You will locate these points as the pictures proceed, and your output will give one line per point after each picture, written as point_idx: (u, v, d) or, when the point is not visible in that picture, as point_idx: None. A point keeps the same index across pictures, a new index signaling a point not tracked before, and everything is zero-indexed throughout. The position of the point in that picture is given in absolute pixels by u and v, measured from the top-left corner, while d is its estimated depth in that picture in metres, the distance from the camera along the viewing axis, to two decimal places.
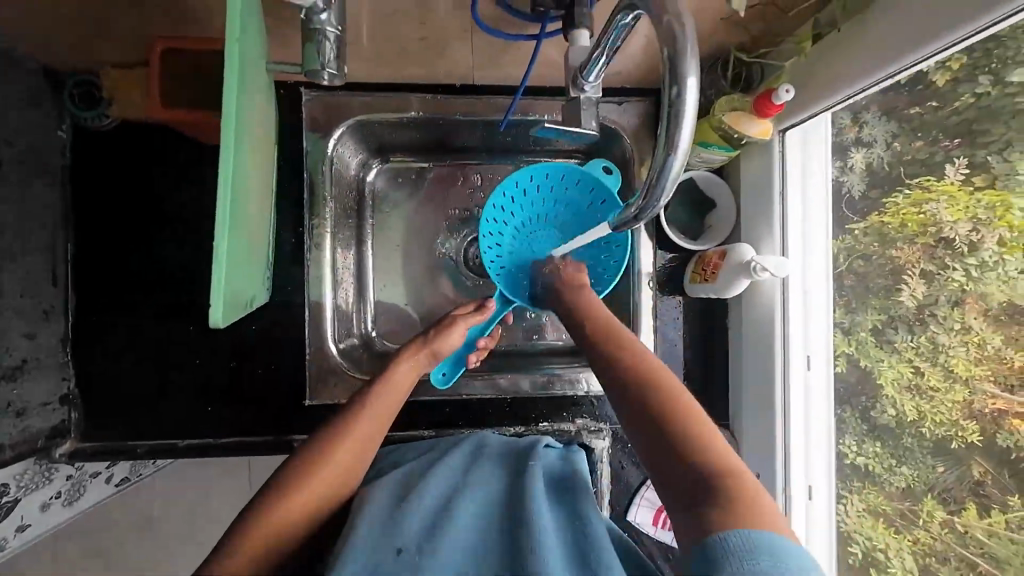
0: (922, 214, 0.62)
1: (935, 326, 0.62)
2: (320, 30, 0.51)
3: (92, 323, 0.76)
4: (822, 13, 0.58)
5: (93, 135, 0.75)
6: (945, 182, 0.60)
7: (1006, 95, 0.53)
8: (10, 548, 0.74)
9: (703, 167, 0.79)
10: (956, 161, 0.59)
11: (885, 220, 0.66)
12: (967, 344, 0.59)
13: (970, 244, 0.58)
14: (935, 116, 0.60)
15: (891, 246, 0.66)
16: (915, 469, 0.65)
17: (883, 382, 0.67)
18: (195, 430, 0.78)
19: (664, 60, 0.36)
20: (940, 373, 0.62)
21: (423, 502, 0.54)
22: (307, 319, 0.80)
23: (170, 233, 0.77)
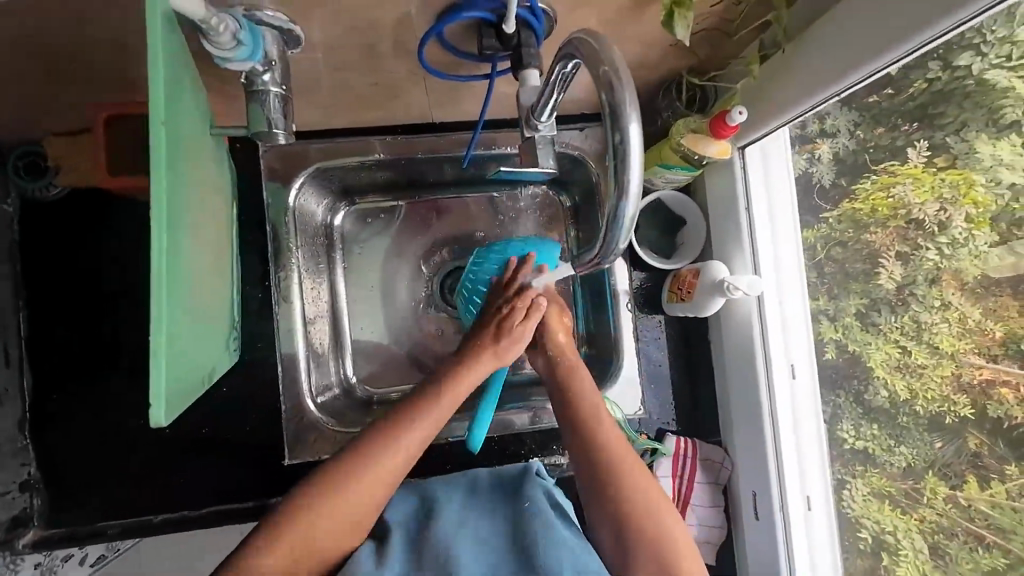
0: (891, 197, 0.64)
1: (916, 305, 0.63)
2: (263, 92, 0.50)
3: (52, 402, 0.73)
4: (765, 35, 0.59)
5: (41, 207, 0.73)
6: (909, 165, 0.61)
7: (956, 78, 0.54)
8: None
9: (669, 188, 0.78)
10: (916, 144, 0.60)
11: (856, 206, 0.67)
12: (949, 319, 0.60)
13: (939, 223, 0.59)
14: (891, 103, 0.60)
15: (865, 230, 0.67)
16: (914, 448, 0.64)
17: (873, 364, 0.67)
18: (170, 503, 0.74)
19: (603, 106, 0.35)
20: (926, 350, 0.62)
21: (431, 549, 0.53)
22: (281, 375, 0.77)
23: (131, 300, 0.74)
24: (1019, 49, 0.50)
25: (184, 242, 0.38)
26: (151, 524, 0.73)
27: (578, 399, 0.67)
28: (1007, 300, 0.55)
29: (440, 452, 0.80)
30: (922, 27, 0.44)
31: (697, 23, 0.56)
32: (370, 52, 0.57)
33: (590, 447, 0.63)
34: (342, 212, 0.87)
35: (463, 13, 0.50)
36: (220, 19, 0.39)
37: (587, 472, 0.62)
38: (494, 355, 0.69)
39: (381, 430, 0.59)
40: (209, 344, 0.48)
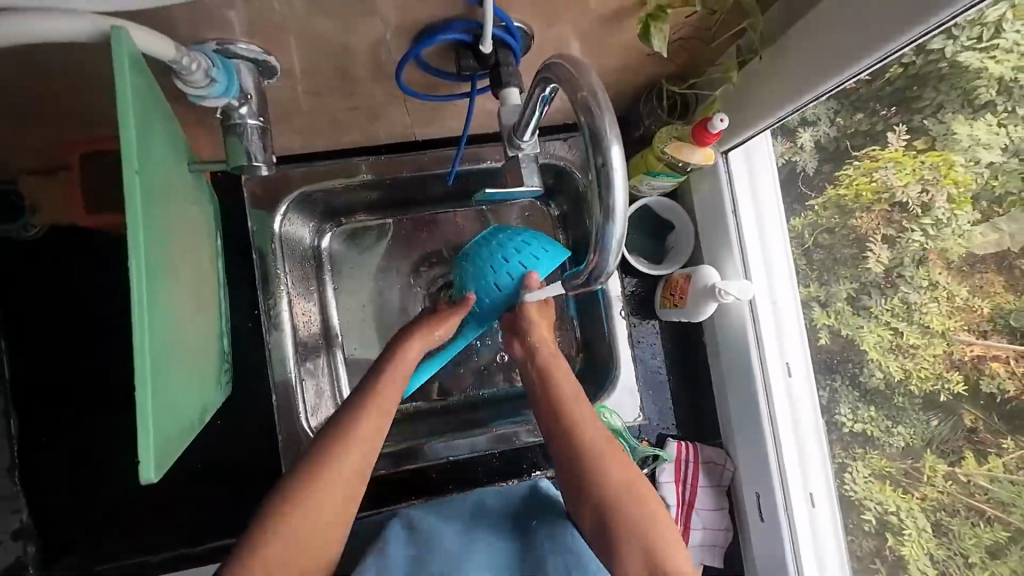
0: (873, 182, 0.63)
1: (905, 286, 0.62)
2: (241, 125, 0.49)
3: (42, 446, 0.71)
4: (742, 40, 0.58)
5: (22, 247, 0.72)
6: (890, 149, 0.61)
7: (929, 61, 0.54)
8: None
9: (657, 194, 0.79)
10: (896, 128, 0.60)
11: (841, 192, 0.67)
12: (938, 299, 0.59)
13: (922, 205, 0.59)
14: (868, 89, 0.59)
15: (850, 216, 0.67)
16: (911, 427, 0.63)
17: (866, 347, 0.67)
18: (168, 542, 0.72)
19: (584, 132, 0.35)
20: (918, 330, 0.61)
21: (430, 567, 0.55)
22: (275, 403, 0.75)
23: (117, 337, 0.73)
24: (988, 30, 0.50)
25: (163, 290, 0.37)
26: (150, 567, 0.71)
27: (557, 389, 0.63)
28: (993, 277, 0.55)
29: (440, 471, 0.80)
30: (893, 32, 0.45)
31: (673, 32, 0.56)
32: (344, 75, 0.56)
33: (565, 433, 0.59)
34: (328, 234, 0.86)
35: (438, 37, 0.50)
36: (192, 57, 0.39)
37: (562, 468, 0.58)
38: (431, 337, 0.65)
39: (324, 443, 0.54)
40: (195, 388, 0.47)
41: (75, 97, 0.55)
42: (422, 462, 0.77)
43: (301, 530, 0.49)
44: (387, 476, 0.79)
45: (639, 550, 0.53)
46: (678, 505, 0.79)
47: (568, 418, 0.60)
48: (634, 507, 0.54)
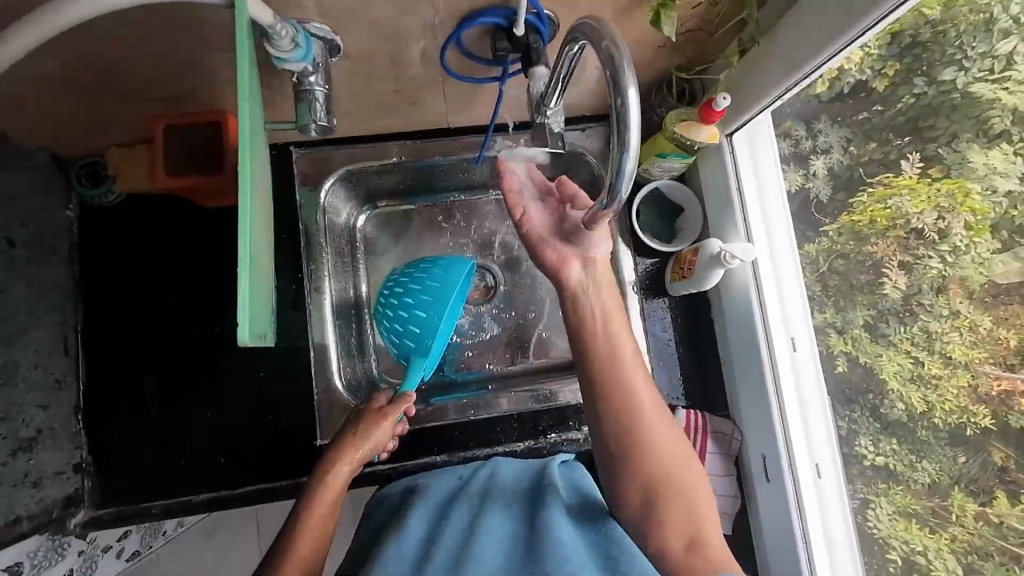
0: (887, 208, 0.68)
1: (925, 314, 0.65)
2: (310, 91, 0.58)
3: (103, 389, 0.79)
4: (743, 33, 0.66)
5: (98, 212, 0.81)
6: (904, 175, 0.66)
7: (941, 92, 0.62)
8: None
9: (667, 176, 0.86)
10: (909, 156, 0.65)
11: (855, 219, 0.72)
12: (960, 328, 0.62)
13: (939, 231, 0.63)
14: (881, 118, 0.68)
15: (866, 242, 0.71)
16: (937, 463, 0.65)
17: (886, 376, 0.69)
18: (208, 485, 0.78)
19: (607, 77, 0.43)
20: (940, 361, 0.64)
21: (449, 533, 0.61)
22: (312, 361, 0.82)
23: (175, 295, 0.81)
24: (1000, 62, 0.56)
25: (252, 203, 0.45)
26: (189, 507, 0.77)
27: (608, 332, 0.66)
28: (1018, 309, 0.58)
29: (460, 433, 0.85)
30: (858, 16, 0.52)
31: (681, 23, 0.64)
32: (395, 58, 0.65)
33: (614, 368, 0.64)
34: (363, 217, 0.93)
35: (478, 19, 0.59)
36: (282, 25, 0.48)
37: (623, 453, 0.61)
38: (363, 449, 0.70)
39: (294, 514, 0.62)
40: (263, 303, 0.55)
41: (168, 72, 0.64)
42: (438, 421, 0.84)
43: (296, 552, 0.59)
44: (409, 435, 0.84)
45: (686, 512, 0.59)
46: None
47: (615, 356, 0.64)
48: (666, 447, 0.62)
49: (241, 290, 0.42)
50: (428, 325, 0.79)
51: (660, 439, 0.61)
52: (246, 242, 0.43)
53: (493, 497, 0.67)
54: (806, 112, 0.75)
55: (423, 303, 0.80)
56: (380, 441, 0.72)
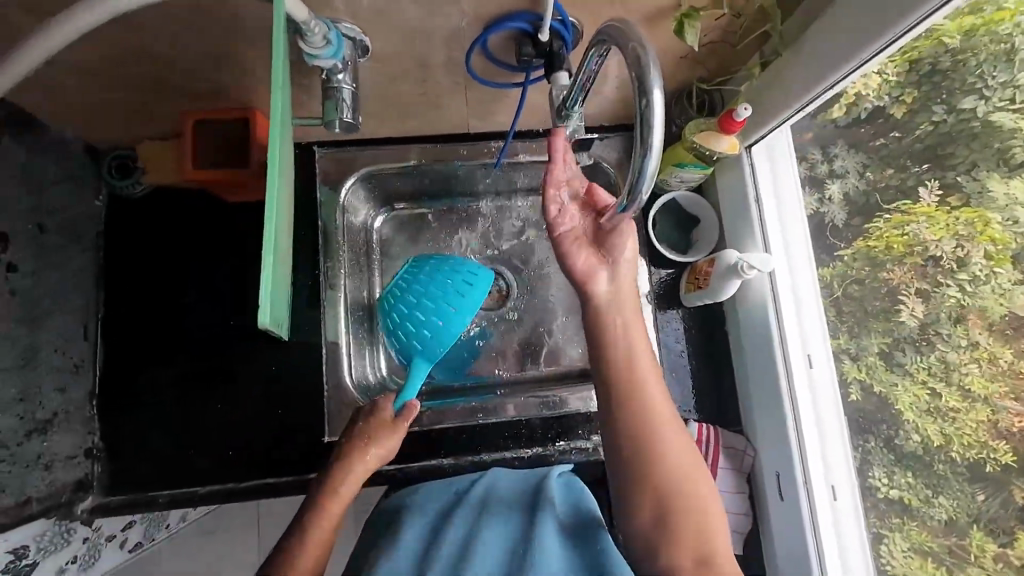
0: (905, 235, 0.67)
1: (943, 345, 0.64)
2: (337, 88, 0.60)
3: (119, 376, 0.80)
4: (765, 45, 0.67)
5: (127, 202, 0.83)
6: (922, 205, 0.65)
7: (961, 120, 0.61)
8: None
9: (684, 188, 0.86)
10: (928, 184, 0.65)
11: (871, 244, 0.71)
12: (979, 361, 0.61)
13: (958, 259, 0.62)
14: (899, 145, 0.67)
15: (882, 268, 0.70)
16: (953, 499, 0.63)
17: (901, 407, 0.68)
18: (214, 477, 0.78)
19: (632, 78, 0.43)
20: (958, 394, 0.62)
21: (447, 542, 0.61)
22: (324, 357, 0.83)
23: (194, 287, 0.83)
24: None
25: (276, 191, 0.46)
26: (194, 498, 0.77)
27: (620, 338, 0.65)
28: None
29: (468, 438, 0.84)
30: (875, 35, 0.52)
31: (703, 34, 0.65)
32: (422, 61, 0.67)
33: (624, 373, 0.63)
34: (381, 218, 0.94)
35: (507, 23, 0.61)
36: (316, 22, 0.50)
37: (635, 459, 0.60)
38: (371, 458, 0.68)
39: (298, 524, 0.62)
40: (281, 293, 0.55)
41: (203, 66, 0.66)
42: (449, 421, 0.83)
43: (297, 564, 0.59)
44: (417, 436, 0.83)
45: (696, 521, 0.58)
46: None
47: (629, 362, 0.63)
48: (680, 456, 0.60)
49: (264, 273, 0.43)
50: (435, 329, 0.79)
51: (672, 446, 0.60)
52: (270, 228, 0.44)
53: (494, 504, 0.66)
54: (823, 136, 0.76)
55: (431, 311, 0.79)
56: (388, 450, 0.69)
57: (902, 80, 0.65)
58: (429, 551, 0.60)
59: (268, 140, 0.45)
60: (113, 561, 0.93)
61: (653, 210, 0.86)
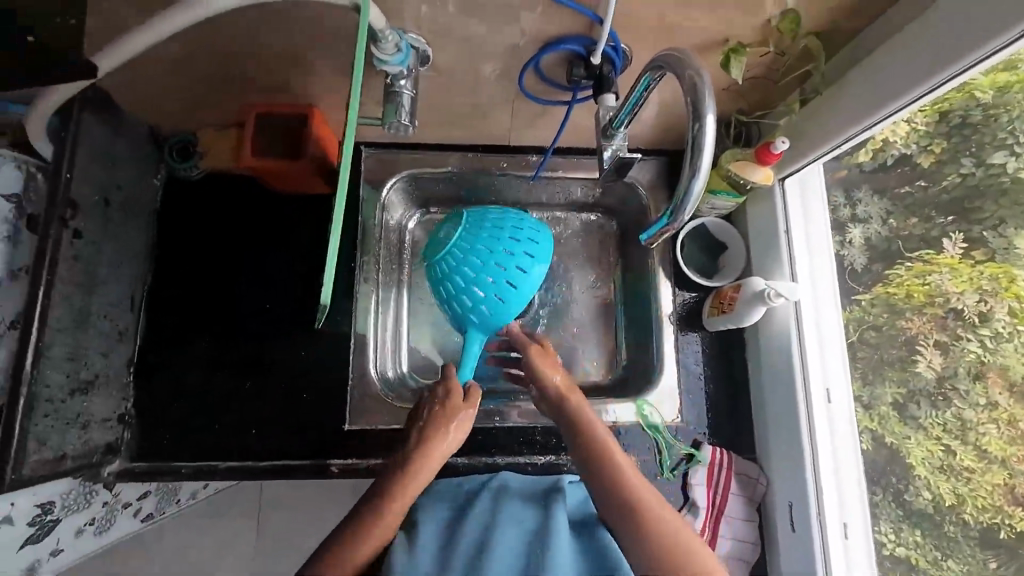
0: (927, 284, 0.70)
1: (960, 401, 0.66)
2: (398, 92, 0.63)
3: (156, 347, 0.83)
4: (807, 84, 0.69)
5: (182, 185, 0.88)
6: (945, 255, 0.68)
7: (991, 175, 0.64)
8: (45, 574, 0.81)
9: (714, 215, 0.88)
10: (952, 236, 0.67)
11: (891, 291, 0.74)
12: (997, 421, 0.62)
13: (980, 314, 0.64)
14: (925, 194, 0.70)
15: (901, 316, 0.73)
16: (963, 564, 0.65)
17: (914, 462, 0.70)
18: (236, 454, 0.81)
19: (687, 104, 0.46)
20: (974, 453, 0.64)
21: (466, 532, 0.62)
22: (352, 347, 0.85)
23: (235, 269, 0.87)
24: None
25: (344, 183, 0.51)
26: (215, 472, 0.80)
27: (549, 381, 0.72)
28: None
29: (484, 440, 0.85)
30: (916, 81, 0.55)
31: (747, 70, 0.68)
32: (475, 73, 0.70)
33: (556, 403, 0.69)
34: (416, 219, 0.97)
35: (563, 46, 0.64)
36: (390, 32, 0.54)
37: (598, 489, 0.59)
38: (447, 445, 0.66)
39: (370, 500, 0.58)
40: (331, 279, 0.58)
41: (274, 64, 0.70)
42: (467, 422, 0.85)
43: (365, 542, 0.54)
44: None
45: (653, 525, 0.56)
46: (707, 509, 0.81)
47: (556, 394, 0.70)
48: (620, 464, 0.61)
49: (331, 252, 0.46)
50: (494, 305, 0.77)
51: (608, 454, 0.61)
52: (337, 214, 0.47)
53: (507, 499, 0.68)
54: (845, 181, 0.79)
55: (479, 295, 0.76)
56: (456, 437, 0.68)
57: (930, 130, 0.67)
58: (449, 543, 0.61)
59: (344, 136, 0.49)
60: (126, 528, 0.96)
61: (682, 233, 0.89)
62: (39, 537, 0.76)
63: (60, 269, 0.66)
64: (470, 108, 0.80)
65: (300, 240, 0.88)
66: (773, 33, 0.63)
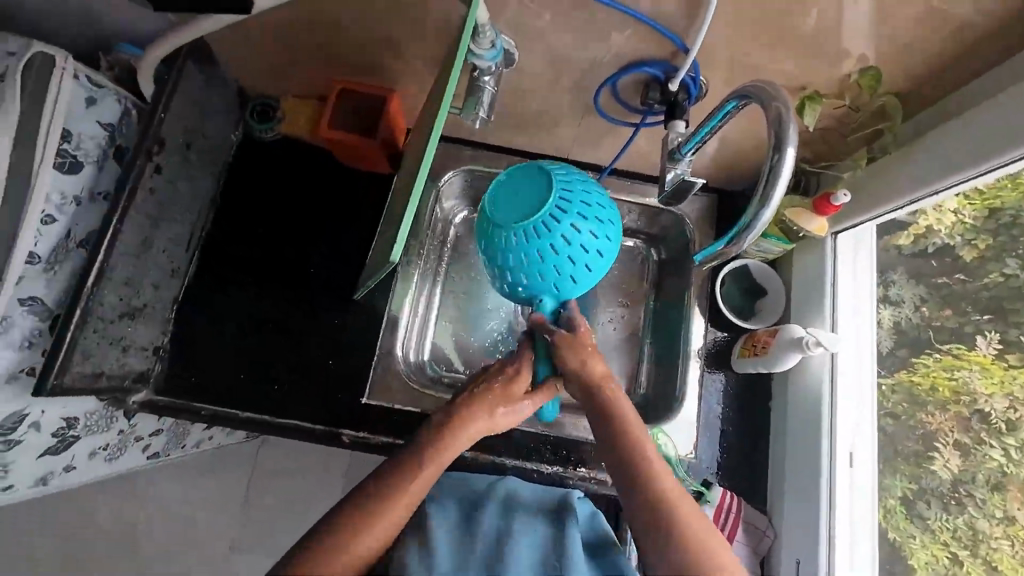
0: (954, 379, 0.71)
1: (973, 508, 0.68)
2: (481, 86, 0.67)
3: (201, 289, 0.87)
4: (875, 143, 0.70)
5: (255, 144, 0.93)
6: (977, 353, 0.70)
7: None
8: (53, 487, 0.84)
9: (759, 258, 0.89)
10: (987, 335, 0.69)
11: (915, 380, 0.75)
12: (1013, 537, 0.65)
13: (1008, 422, 0.66)
14: (964, 287, 0.72)
15: (923, 408, 0.74)
16: None
17: (916, 564, 0.72)
18: (254, 405, 0.82)
19: (770, 134, 0.49)
20: (982, 566, 0.67)
21: (477, 542, 0.60)
22: (383, 325, 0.88)
23: (286, 230, 0.90)
24: None
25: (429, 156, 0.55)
26: (231, 420, 0.82)
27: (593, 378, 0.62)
28: None
29: (493, 440, 0.85)
30: (984, 156, 0.56)
31: (818, 120, 0.70)
32: (553, 81, 0.73)
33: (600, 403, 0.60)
34: (462, 215, 1.00)
35: (643, 69, 0.67)
36: (489, 28, 0.58)
37: (636, 512, 0.53)
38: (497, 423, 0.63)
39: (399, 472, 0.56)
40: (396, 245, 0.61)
41: (368, 44, 0.75)
42: None
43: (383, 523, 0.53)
44: None
45: (698, 565, 0.49)
46: None
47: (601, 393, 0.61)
48: (664, 488, 0.53)
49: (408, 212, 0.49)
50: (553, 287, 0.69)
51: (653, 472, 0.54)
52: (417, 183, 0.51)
53: (516, 507, 0.66)
54: (884, 260, 0.80)
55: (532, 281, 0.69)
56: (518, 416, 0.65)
57: (978, 225, 0.69)
58: (461, 552, 0.59)
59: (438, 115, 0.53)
60: (132, 462, 0.98)
61: (722, 270, 0.89)
62: (59, 450, 0.78)
63: (137, 199, 0.73)
64: (539, 116, 0.83)
65: (354, 213, 0.91)
66: (852, 87, 0.65)
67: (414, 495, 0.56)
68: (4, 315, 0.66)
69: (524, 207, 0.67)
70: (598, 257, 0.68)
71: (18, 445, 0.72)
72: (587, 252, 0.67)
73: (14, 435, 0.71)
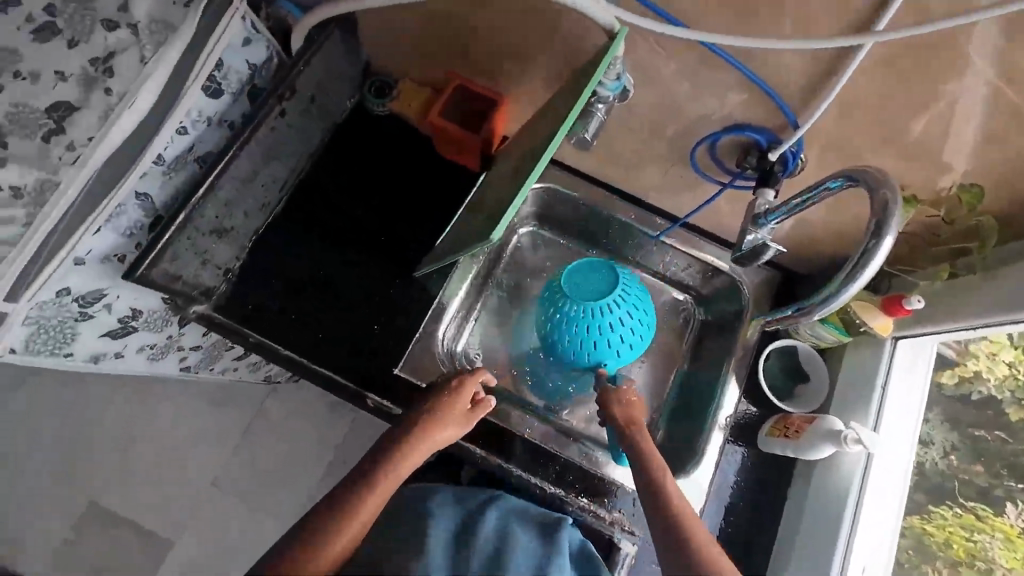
0: (972, 539, 0.75)
1: None
2: (591, 112, 0.71)
3: (280, 229, 0.92)
4: (960, 260, 0.71)
5: (365, 114, 1.00)
6: (1003, 522, 0.74)
7: None
8: (100, 368, 0.91)
9: (809, 343, 0.89)
10: (1016, 504, 0.74)
11: (931, 531, 0.76)
12: None
13: None
14: (1002, 446, 0.77)
15: (935, 559, 0.76)
16: None
17: None
18: (297, 347, 0.86)
19: (873, 219, 0.53)
20: None
21: (480, 550, 0.61)
22: (432, 309, 0.91)
23: (369, 197, 0.96)
24: None
25: (542, 162, 0.60)
26: (274, 354, 0.84)
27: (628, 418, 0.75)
28: None
29: (506, 445, 0.86)
30: None
31: (908, 223, 0.71)
32: (657, 125, 0.77)
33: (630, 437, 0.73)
34: (530, 229, 1.04)
35: (747, 131, 0.70)
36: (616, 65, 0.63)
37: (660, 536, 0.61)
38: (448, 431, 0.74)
39: (355, 484, 0.65)
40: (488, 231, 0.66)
41: (496, 52, 0.81)
42: (499, 422, 0.87)
43: (349, 526, 0.60)
44: None
45: None
46: None
47: (632, 426, 0.74)
48: (685, 512, 0.63)
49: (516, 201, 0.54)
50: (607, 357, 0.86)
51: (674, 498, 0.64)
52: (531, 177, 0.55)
53: (516, 519, 0.68)
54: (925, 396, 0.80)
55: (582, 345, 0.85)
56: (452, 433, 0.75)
57: None
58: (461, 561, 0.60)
59: (555, 132, 0.59)
60: (168, 368, 1.04)
61: (769, 346, 0.89)
62: (118, 335, 0.85)
63: (259, 133, 0.83)
64: (630, 156, 0.87)
65: (436, 196, 0.97)
66: (951, 199, 0.65)
67: (395, 479, 0.67)
68: (121, 204, 0.73)
69: (586, 288, 0.85)
70: (633, 335, 0.85)
71: (90, 320, 0.79)
72: (625, 329, 0.84)
73: (90, 310, 0.78)
